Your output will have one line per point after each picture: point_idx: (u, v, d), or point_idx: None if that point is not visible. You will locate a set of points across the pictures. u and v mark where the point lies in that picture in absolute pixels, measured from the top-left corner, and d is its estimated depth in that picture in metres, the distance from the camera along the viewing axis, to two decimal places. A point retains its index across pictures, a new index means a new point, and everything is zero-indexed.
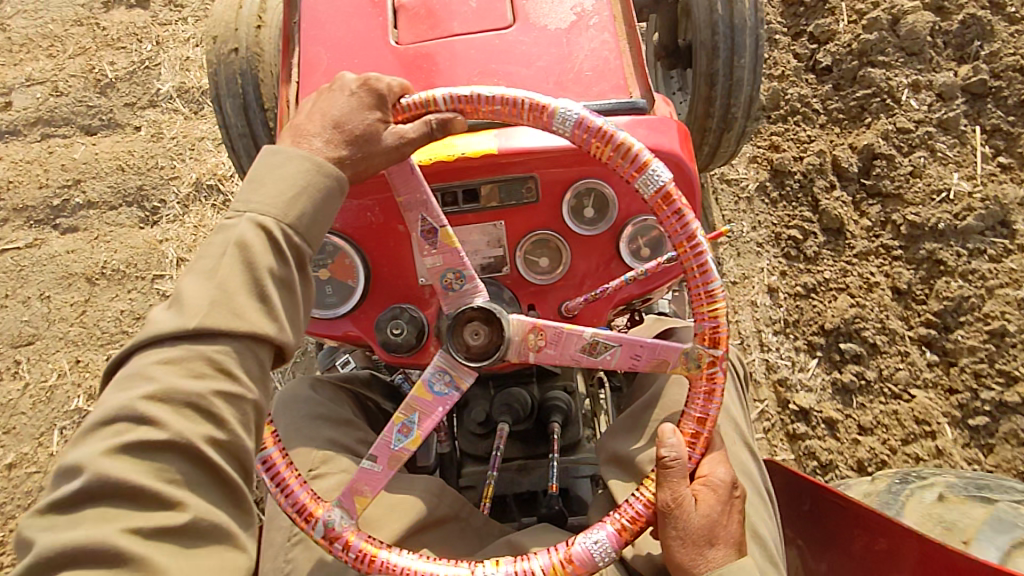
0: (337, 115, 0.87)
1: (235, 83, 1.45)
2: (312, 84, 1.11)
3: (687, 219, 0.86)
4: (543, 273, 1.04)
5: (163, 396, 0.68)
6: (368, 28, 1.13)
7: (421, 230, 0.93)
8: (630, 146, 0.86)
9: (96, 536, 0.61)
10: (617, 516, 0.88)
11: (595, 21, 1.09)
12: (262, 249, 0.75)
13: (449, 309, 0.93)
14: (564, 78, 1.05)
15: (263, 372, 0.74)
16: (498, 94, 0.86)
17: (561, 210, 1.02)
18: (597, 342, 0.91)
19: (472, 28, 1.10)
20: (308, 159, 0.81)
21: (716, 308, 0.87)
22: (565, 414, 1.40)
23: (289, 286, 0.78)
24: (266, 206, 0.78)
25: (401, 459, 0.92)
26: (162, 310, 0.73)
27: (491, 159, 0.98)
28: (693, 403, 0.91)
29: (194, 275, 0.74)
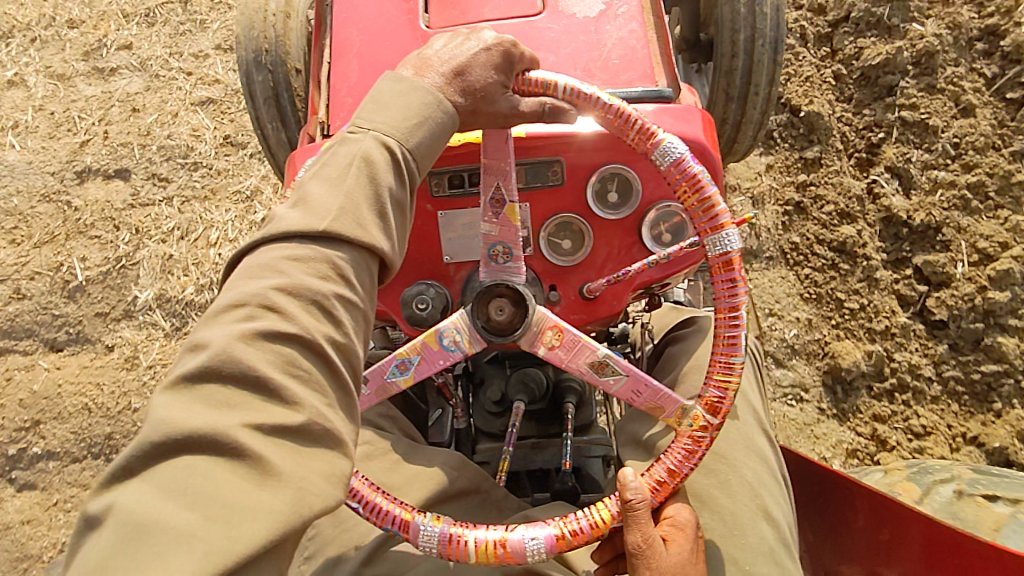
0: (461, 61, 0.88)
1: (266, 69, 1.50)
2: (343, 66, 1.14)
3: (738, 291, 0.89)
4: (565, 255, 1.07)
5: (293, 290, 0.70)
6: (398, 12, 1.16)
7: (490, 197, 0.96)
8: (716, 202, 0.89)
9: (223, 423, 0.62)
10: (562, 522, 0.90)
11: (623, 11, 1.11)
12: (384, 166, 0.79)
13: (488, 279, 0.97)
14: (592, 65, 1.08)
15: (372, 287, 0.78)
16: (616, 105, 0.90)
17: (585, 194, 1.05)
18: (607, 363, 0.95)
19: (502, 14, 1.13)
20: (431, 90, 0.84)
21: (728, 380, 0.91)
22: (579, 395, 1.44)
23: (401, 207, 0.81)
24: (390, 126, 0.81)
25: (387, 391, 1.01)
26: (287, 211, 0.76)
27: (518, 142, 1.01)
28: (670, 455, 0.92)
29: (319, 181, 0.77)
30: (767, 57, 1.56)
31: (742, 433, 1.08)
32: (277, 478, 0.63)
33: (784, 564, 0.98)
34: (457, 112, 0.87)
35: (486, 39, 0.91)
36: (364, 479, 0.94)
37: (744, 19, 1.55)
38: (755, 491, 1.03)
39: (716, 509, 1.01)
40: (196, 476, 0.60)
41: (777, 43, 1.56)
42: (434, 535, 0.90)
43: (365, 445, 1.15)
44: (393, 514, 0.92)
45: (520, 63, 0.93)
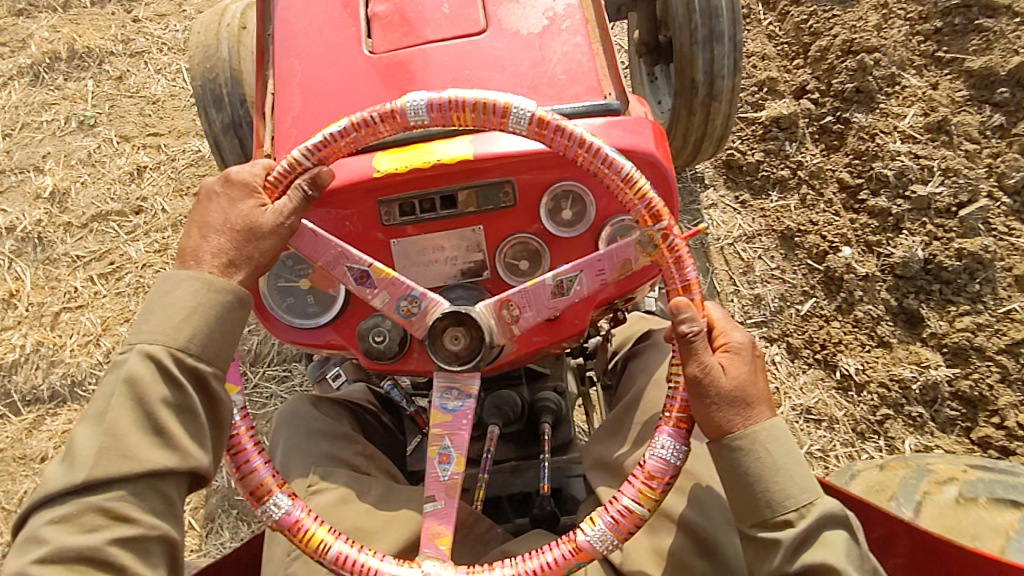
0: (216, 216, 0.88)
1: (220, 95, 1.52)
2: (287, 96, 1.11)
3: (568, 130, 0.88)
4: (524, 276, 1.04)
5: (57, 553, 0.73)
6: (342, 38, 1.14)
7: (354, 277, 0.95)
8: (485, 98, 0.87)
9: None
10: (666, 417, 0.88)
11: (567, 25, 1.09)
12: (150, 386, 0.78)
13: (421, 332, 0.94)
14: (537, 82, 1.06)
15: (168, 503, 0.78)
16: (348, 124, 0.89)
17: (539, 213, 1.02)
18: (561, 281, 0.94)
19: (445, 34, 1.10)
20: (197, 278, 0.83)
21: (638, 187, 0.88)
22: (556, 414, 1.42)
23: (188, 413, 0.80)
24: (154, 336, 0.80)
25: (457, 486, 0.91)
26: (62, 459, 0.78)
27: (466, 164, 0.99)
28: (668, 282, 0.90)
29: (91, 420, 0.78)
30: (727, 60, 1.56)
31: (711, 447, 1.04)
32: None
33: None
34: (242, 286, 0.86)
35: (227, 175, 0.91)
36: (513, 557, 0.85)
37: (699, 26, 1.53)
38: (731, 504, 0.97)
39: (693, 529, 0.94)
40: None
41: (736, 50, 1.57)
42: (604, 533, 0.84)
43: (336, 491, 1.05)
44: (556, 556, 0.84)
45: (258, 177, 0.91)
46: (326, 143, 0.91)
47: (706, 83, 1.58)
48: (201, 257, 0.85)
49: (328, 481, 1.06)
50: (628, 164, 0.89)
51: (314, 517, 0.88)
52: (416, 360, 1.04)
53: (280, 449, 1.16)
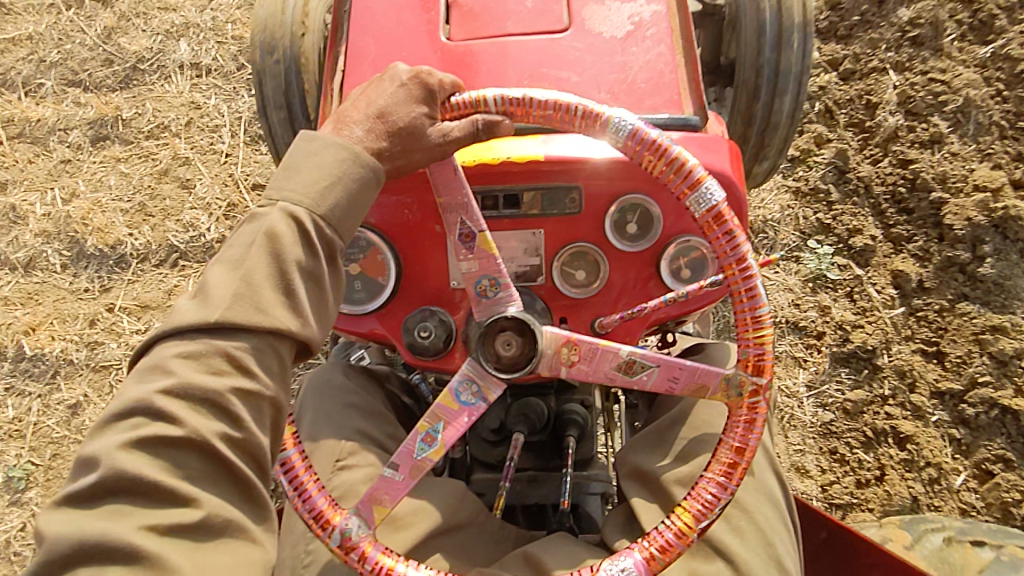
0: (383, 105, 0.84)
1: (278, 70, 1.48)
2: (357, 75, 1.08)
3: (738, 240, 0.84)
4: (579, 287, 1.01)
5: (181, 389, 0.67)
6: (417, 22, 1.10)
7: (459, 233, 0.91)
8: (685, 161, 0.84)
9: (111, 535, 0.61)
10: (646, 543, 0.83)
11: (652, 32, 1.06)
12: (289, 242, 0.73)
13: (482, 317, 0.91)
14: (617, 88, 1.02)
15: (284, 366, 0.73)
16: (551, 99, 0.83)
17: (603, 223, 0.99)
18: (633, 360, 0.88)
19: (526, 29, 1.07)
20: (344, 146, 0.78)
21: (762, 334, 0.84)
22: (581, 429, 1.38)
23: (317, 280, 0.75)
24: (297, 194, 0.75)
25: (422, 469, 0.88)
26: (185, 299, 0.73)
27: (533, 165, 0.96)
28: (731, 432, 0.86)
29: (219, 267, 0.73)
30: (790, 90, 1.52)
31: (757, 473, 0.99)
32: None
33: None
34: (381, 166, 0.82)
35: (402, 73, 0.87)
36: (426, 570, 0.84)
37: (766, 52, 1.50)
38: (769, 539, 0.94)
39: (732, 558, 0.90)
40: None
41: (800, 81, 1.53)
42: None
43: (366, 469, 1.02)
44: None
45: (442, 91, 0.87)
46: (520, 101, 0.86)
47: (761, 121, 1.56)
48: (354, 129, 0.82)
49: (357, 458, 1.04)
50: (768, 305, 0.85)
51: (325, 492, 0.88)
52: (459, 360, 1.00)
53: (307, 416, 1.13)
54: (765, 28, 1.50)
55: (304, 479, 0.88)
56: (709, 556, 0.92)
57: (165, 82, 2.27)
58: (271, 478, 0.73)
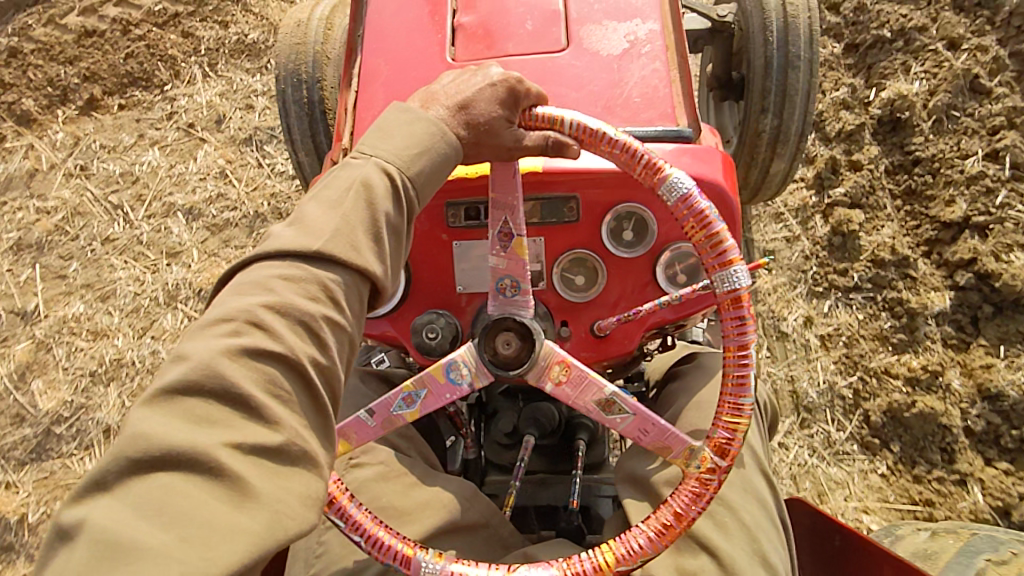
0: (464, 97, 0.91)
1: (301, 94, 1.57)
2: (370, 94, 1.16)
3: (746, 330, 0.87)
4: (578, 291, 1.06)
5: (282, 309, 0.75)
6: (427, 44, 1.18)
7: (499, 231, 0.96)
8: (723, 238, 0.87)
9: (204, 445, 0.65)
10: (565, 564, 0.85)
11: (647, 50, 1.11)
12: (380, 192, 0.82)
13: (496, 312, 0.96)
14: (612, 103, 1.08)
15: (362, 304, 0.82)
16: (621, 139, 0.90)
17: (600, 231, 1.04)
18: (614, 402, 0.92)
19: (526, 49, 1.14)
20: (437, 123, 0.88)
21: (738, 421, 0.87)
22: (591, 434, 1.43)
23: (398, 232, 0.85)
24: (391, 154, 0.85)
25: (394, 424, 0.97)
26: (285, 228, 0.81)
27: (533, 177, 1.02)
28: (678, 496, 0.87)
29: (317, 203, 0.82)
30: (798, 103, 1.56)
31: (744, 477, 1.03)
32: (253, 501, 0.66)
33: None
34: (461, 145, 0.90)
35: (493, 75, 0.94)
36: (365, 510, 0.89)
37: (774, 65, 1.54)
38: (753, 535, 0.96)
39: (715, 552, 0.93)
40: (173, 494, 0.63)
41: (810, 84, 1.56)
42: None
43: (377, 467, 1.09)
44: (392, 546, 0.87)
45: (526, 100, 0.95)
46: (591, 130, 0.92)
47: (773, 130, 1.59)
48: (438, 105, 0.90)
49: (368, 456, 1.10)
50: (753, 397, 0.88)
51: None
52: None
53: None
54: (771, 37, 1.54)
55: None
56: (694, 551, 0.95)
57: (160, 234, 2.19)
58: (338, 411, 0.80)
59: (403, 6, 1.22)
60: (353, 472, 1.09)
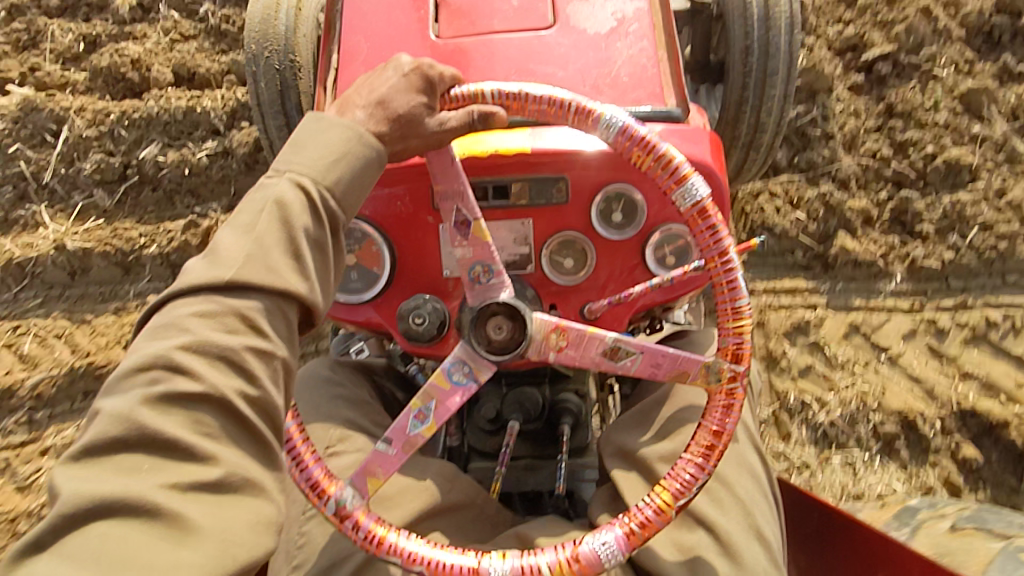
0: (383, 92, 0.88)
1: (272, 77, 1.52)
2: (350, 74, 1.12)
3: (720, 235, 0.87)
4: (567, 274, 1.05)
5: (197, 346, 0.71)
6: (408, 20, 1.14)
7: (455, 221, 0.94)
8: (671, 157, 0.88)
9: (133, 492, 0.63)
10: (626, 519, 0.86)
11: (635, 28, 1.09)
12: (299, 211, 0.79)
13: (475, 302, 0.94)
14: (601, 82, 1.06)
15: (291, 328, 0.78)
16: (545, 93, 0.89)
17: (589, 213, 1.02)
18: (619, 347, 0.91)
19: (512, 26, 1.11)
20: (352, 127, 0.84)
21: (741, 324, 0.88)
22: (575, 417, 1.41)
23: (322, 248, 0.81)
24: (307, 168, 0.81)
25: (415, 444, 0.93)
26: (199, 261, 0.77)
27: (522, 158, 0.99)
28: (710, 416, 0.89)
29: (231, 232, 0.78)
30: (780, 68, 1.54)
31: (738, 451, 1.04)
32: (195, 534, 0.65)
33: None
34: (383, 145, 0.87)
35: (403, 64, 0.91)
36: (416, 540, 0.87)
37: (755, 49, 1.54)
38: (748, 510, 0.97)
39: (714, 528, 0.93)
40: (106, 542, 0.61)
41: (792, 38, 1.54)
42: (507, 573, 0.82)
43: (353, 455, 1.05)
44: (454, 564, 0.84)
45: (441, 84, 0.92)
46: (515, 95, 0.91)
47: (757, 85, 1.55)
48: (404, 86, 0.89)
49: (345, 444, 1.07)
50: (748, 297, 0.88)
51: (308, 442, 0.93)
52: (452, 346, 1.05)
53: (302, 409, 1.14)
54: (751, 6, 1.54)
55: (294, 434, 0.93)
56: (690, 526, 0.95)
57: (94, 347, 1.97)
58: (283, 434, 0.77)
59: None
60: (330, 461, 1.05)
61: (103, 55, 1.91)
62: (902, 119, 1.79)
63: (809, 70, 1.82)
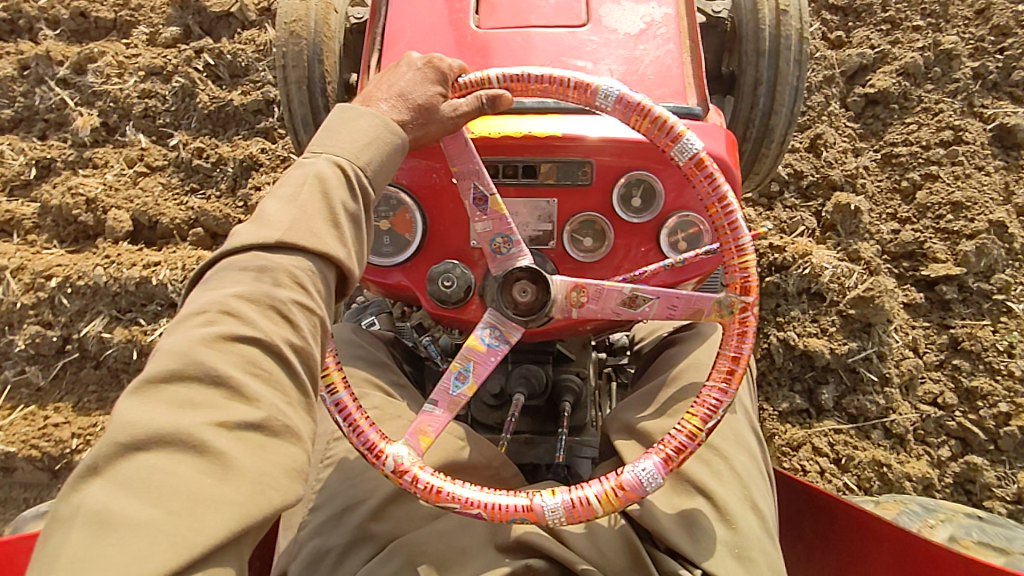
0: (404, 86, 0.95)
1: (302, 56, 1.60)
2: (393, 56, 1.21)
3: (719, 182, 0.97)
4: (586, 251, 1.13)
5: (247, 300, 0.75)
6: (450, 11, 1.23)
7: (473, 198, 1.02)
8: (666, 119, 0.97)
9: (187, 424, 0.67)
10: (662, 447, 0.95)
11: (662, 31, 1.19)
12: (337, 184, 0.84)
13: (497, 271, 1.02)
14: (629, 78, 1.15)
15: (330, 292, 0.82)
16: (548, 73, 0.97)
17: (610, 196, 1.11)
18: (636, 295, 0.99)
19: (549, 21, 1.20)
20: (377, 115, 0.90)
21: (746, 260, 0.97)
22: (576, 395, 1.50)
23: (359, 220, 0.86)
24: (340, 149, 0.87)
25: (458, 404, 0.99)
26: (247, 227, 0.82)
27: (551, 140, 1.08)
28: (727, 345, 0.99)
29: (276, 200, 0.82)
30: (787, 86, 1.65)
31: (737, 432, 1.12)
32: (235, 471, 0.68)
33: (769, 552, 0.99)
34: (406, 133, 0.93)
35: (415, 60, 0.98)
36: (471, 486, 0.93)
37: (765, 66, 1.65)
38: (745, 484, 1.05)
39: (711, 495, 1.01)
40: (158, 472, 0.65)
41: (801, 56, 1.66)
42: (560, 506, 0.91)
43: (373, 410, 1.13)
44: (510, 504, 0.91)
45: (451, 73, 1.00)
46: (518, 78, 0.99)
47: (767, 89, 1.66)
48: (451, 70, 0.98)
49: (364, 400, 1.14)
50: (749, 235, 0.98)
51: (350, 391, 1.00)
52: (476, 311, 1.12)
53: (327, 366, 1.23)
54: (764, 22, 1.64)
55: (347, 402, 0.99)
56: (690, 494, 1.02)
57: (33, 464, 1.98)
58: (318, 390, 0.81)
59: None
60: None
61: (55, 192, 2.09)
62: (967, 357, 1.79)
63: (866, 301, 1.79)
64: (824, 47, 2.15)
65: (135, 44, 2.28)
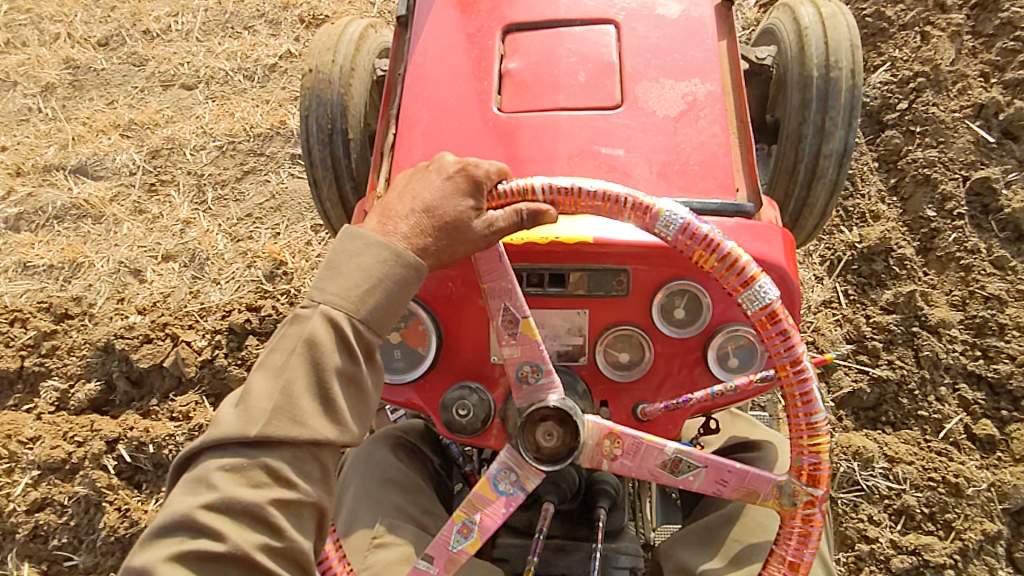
0: (427, 199, 0.81)
1: (324, 113, 1.49)
2: (408, 143, 1.08)
3: (793, 341, 0.80)
4: (622, 369, 0.99)
5: (222, 505, 0.69)
6: (469, 92, 1.10)
7: (502, 320, 0.89)
8: (736, 256, 0.80)
9: None
10: None
11: (706, 113, 1.05)
12: (330, 348, 0.74)
13: (522, 404, 0.89)
14: (668, 170, 1.01)
15: (324, 473, 0.74)
16: (602, 189, 0.81)
17: (650, 308, 0.97)
18: (680, 459, 0.86)
19: (578, 103, 1.06)
20: (385, 244, 0.78)
21: (818, 441, 0.81)
22: (612, 499, 1.34)
23: (357, 382, 0.77)
24: (339, 298, 0.76)
25: (457, 562, 0.87)
26: (230, 407, 0.75)
27: (582, 247, 0.94)
28: (785, 544, 0.84)
29: (262, 375, 0.75)
30: (836, 159, 1.45)
31: None
32: None
33: None
34: (424, 257, 0.80)
35: (448, 163, 0.84)
36: None
37: (814, 118, 1.45)
38: None
39: None
40: None
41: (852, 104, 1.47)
42: None
43: (400, 548, 0.98)
44: None
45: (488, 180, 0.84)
46: (567, 190, 0.83)
47: (813, 143, 1.45)
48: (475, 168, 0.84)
49: (392, 535, 1.00)
50: (823, 411, 0.81)
51: (335, 546, 0.87)
52: (496, 440, 0.98)
53: (350, 488, 1.08)
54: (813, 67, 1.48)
55: (332, 559, 0.86)
56: None
57: None
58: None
59: (447, 50, 1.16)
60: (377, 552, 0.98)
61: None
62: None
63: None
64: (966, 462, 1.64)
65: (39, 411, 1.76)
